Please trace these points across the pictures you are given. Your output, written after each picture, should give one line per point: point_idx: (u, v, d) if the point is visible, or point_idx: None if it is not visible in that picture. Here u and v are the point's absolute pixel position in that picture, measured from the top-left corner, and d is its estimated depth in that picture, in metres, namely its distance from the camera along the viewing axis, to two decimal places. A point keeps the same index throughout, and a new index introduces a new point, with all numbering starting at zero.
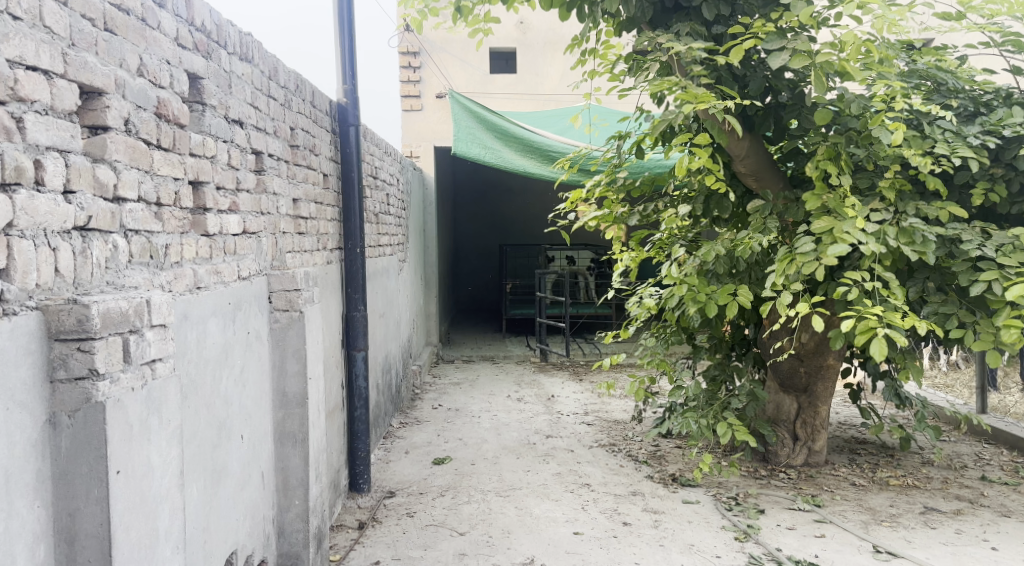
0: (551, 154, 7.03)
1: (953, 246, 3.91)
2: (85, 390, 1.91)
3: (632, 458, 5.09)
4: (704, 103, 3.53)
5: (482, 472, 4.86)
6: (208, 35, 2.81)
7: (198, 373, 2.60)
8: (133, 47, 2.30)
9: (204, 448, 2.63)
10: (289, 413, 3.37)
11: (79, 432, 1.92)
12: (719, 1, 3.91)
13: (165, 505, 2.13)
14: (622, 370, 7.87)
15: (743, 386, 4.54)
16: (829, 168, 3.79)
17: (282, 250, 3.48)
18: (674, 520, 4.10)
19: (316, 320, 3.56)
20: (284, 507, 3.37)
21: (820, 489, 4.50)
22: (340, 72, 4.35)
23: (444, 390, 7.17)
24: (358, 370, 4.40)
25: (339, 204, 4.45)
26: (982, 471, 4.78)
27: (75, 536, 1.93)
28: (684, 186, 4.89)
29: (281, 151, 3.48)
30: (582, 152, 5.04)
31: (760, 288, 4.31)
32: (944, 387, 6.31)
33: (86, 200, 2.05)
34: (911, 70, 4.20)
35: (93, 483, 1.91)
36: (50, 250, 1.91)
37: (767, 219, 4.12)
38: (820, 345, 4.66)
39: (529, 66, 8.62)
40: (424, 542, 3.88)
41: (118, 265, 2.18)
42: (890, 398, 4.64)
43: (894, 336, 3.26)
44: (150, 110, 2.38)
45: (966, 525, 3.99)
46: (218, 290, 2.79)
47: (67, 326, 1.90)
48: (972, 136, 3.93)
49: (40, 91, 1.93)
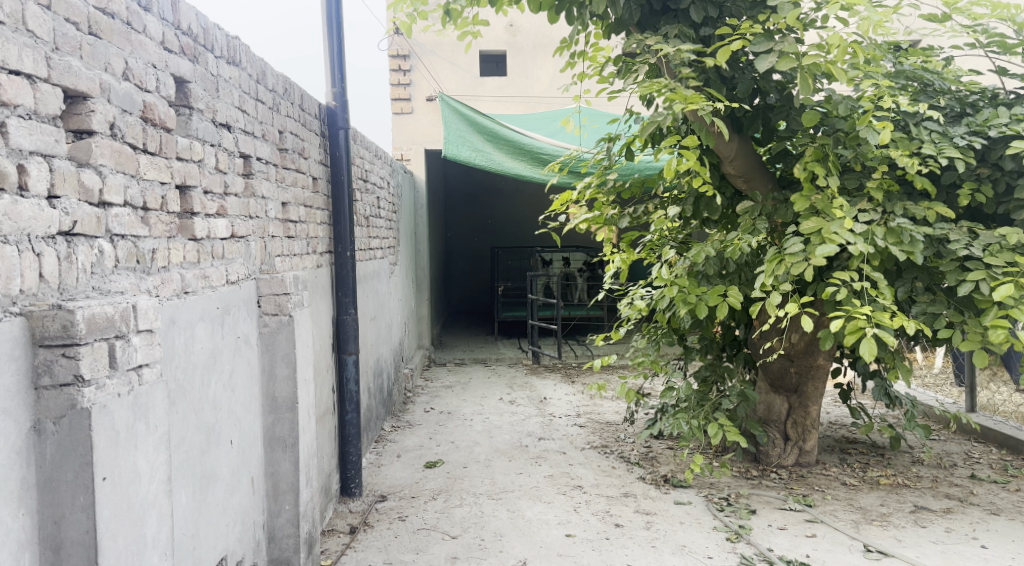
0: (543, 156, 7.01)
1: (941, 246, 3.93)
2: (70, 397, 1.90)
3: (624, 460, 5.10)
4: (693, 103, 3.54)
5: (474, 475, 4.85)
6: (195, 39, 2.80)
7: (187, 377, 2.59)
8: (119, 52, 2.29)
9: (193, 453, 2.61)
10: (280, 417, 3.36)
11: (65, 439, 1.91)
12: (706, 3, 3.93)
13: (152, 511, 2.11)
14: (614, 372, 7.89)
15: (733, 387, 4.54)
16: (817, 169, 3.81)
17: (271, 254, 3.46)
18: (666, 521, 4.11)
19: (306, 324, 3.55)
20: (275, 513, 3.35)
21: (812, 489, 4.50)
22: (328, 75, 4.33)
23: (437, 393, 7.16)
24: (348, 375, 4.40)
25: (329, 206, 4.44)
26: (972, 469, 4.79)
27: (60, 544, 1.91)
28: (673, 187, 4.91)
29: (269, 154, 3.47)
30: (571, 155, 5.04)
31: (749, 289, 4.32)
32: (933, 387, 6.34)
33: (71, 204, 2.04)
34: (898, 70, 4.22)
35: (78, 490, 1.90)
36: (34, 256, 1.90)
37: (757, 219, 4.12)
38: (810, 345, 4.67)
39: (519, 68, 8.62)
40: (416, 546, 3.87)
41: (105, 270, 2.17)
42: (881, 398, 4.66)
43: (883, 335, 3.26)
44: (136, 114, 2.37)
45: (956, 524, 4.00)
46: (207, 295, 2.78)
47: (52, 331, 1.89)
48: (958, 137, 3.96)
49: (23, 95, 1.92)
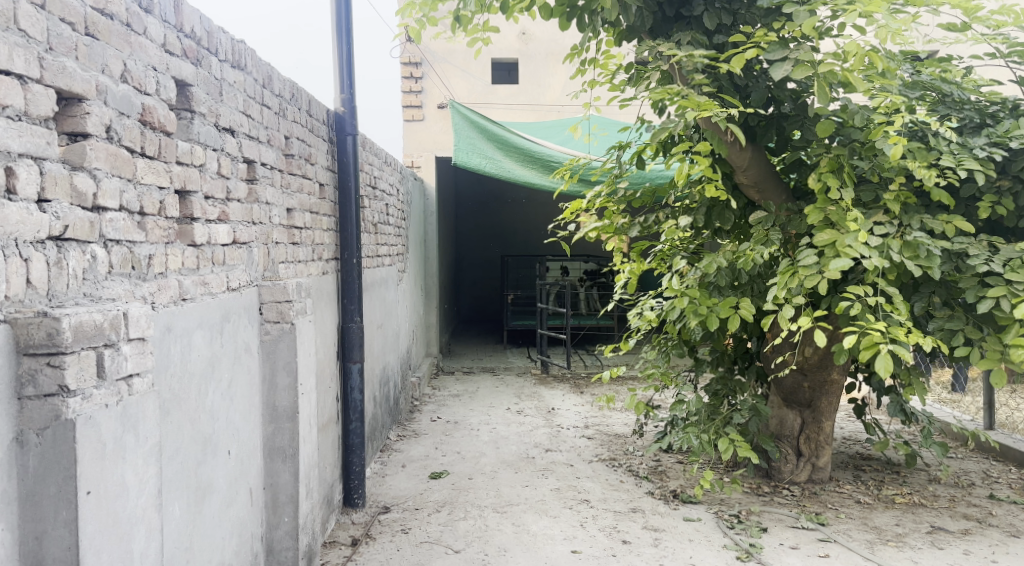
0: (553, 165, 6.94)
1: (959, 260, 3.83)
2: (54, 407, 1.84)
3: (633, 474, 5.00)
4: (705, 109, 3.46)
5: (480, 487, 4.77)
6: (198, 42, 2.74)
7: (182, 387, 2.53)
8: (116, 53, 2.24)
9: (187, 465, 2.55)
10: (280, 427, 3.30)
11: (48, 451, 1.84)
12: (720, 10, 3.85)
13: (140, 526, 2.04)
14: (623, 384, 7.80)
15: (745, 401, 4.46)
16: (831, 180, 3.73)
17: (275, 261, 3.40)
18: (675, 538, 4.01)
19: (308, 332, 3.49)
20: (273, 525, 3.29)
21: (825, 507, 4.40)
22: (338, 80, 4.28)
23: (444, 402, 7.09)
24: (353, 383, 4.33)
25: (336, 212, 4.39)
26: (990, 489, 4.67)
27: (41, 561, 1.84)
28: (685, 196, 4.83)
29: (275, 160, 3.43)
30: (582, 162, 4.96)
31: (763, 301, 4.23)
32: (951, 403, 6.22)
33: (63, 208, 1.98)
34: (914, 81, 4.10)
35: (61, 505, 1.83)
36: (21, 261, 1.84)
37: (770, 230, 4.02)
38: (824, 359, 4.57)
39: (531, 77, 8.58)
40: (419, 559, 3.79)
41: (97, 277, 2.11)
42: (896, 414, 4.54)
43: (899, 351, 3.18)
44: (134, 117, 2.32)
45: (974, 545, 3.89)
46: (205, 302, 2.71)
47: (37, 339, 1.83)
48: (978, 148, 3.87)
49: (13, 96, 1.87)
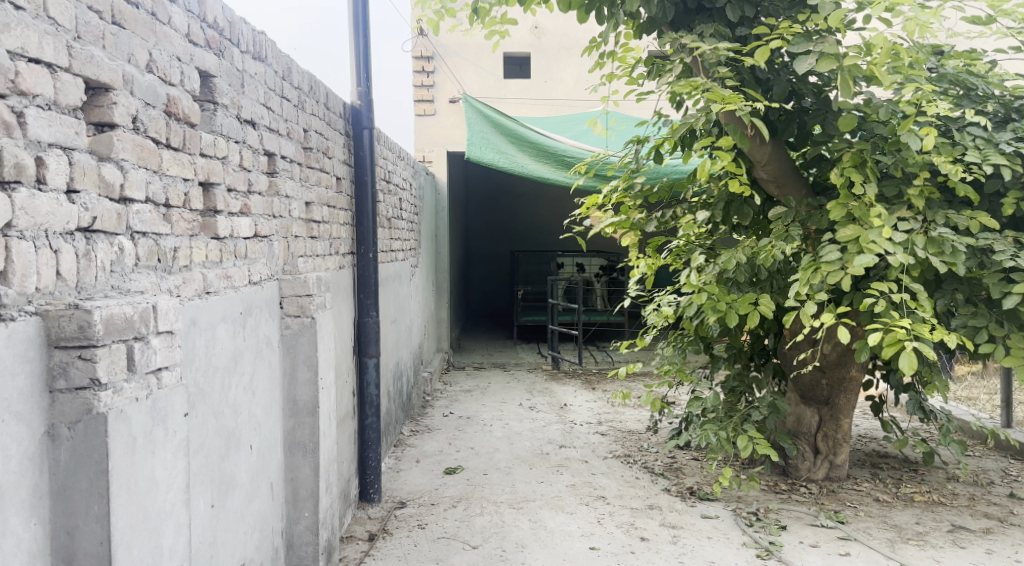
0: (567, 160, 6.91)
1: (984, 256, 3.79)
2: (86, 401, 1.82)
3: (648, 470, 4.98)
4: (730, 103, 3.42)
5: (495, 483, 4.75)
6: (221, 32, 2.72)
7: (207, 381, 2.51)
8: (142, 43, 2.22)
9: (212, 458, 2.53)
10: (300, 422, 3.29)
11: (80, 445, 1.82)
12: (743, 2, 3.81)
13: (169, 521, 2.03)
14: (637, 380, 7.78)
15: (763, 398, 4.43)
16: (855, 175, 3.69)
17: (295, 254, 3.37)
18: (693, 536, 3.99)
19: (327, 327, 3.47)
20: (293, 520, 3.28)
21: (843, 505, 4.37)
22: (354, 73, 4.25)
23: (456, 398, 7.06)
24: (369, 378, 4.31)
25: (352, 207, 4.36)
26: (1010, 488, 4.64)
27: (72, 556, 1.82)
28: (703, 192, 4.80)
29: (294, 153, 3.40)
30: (599, 157, 4.93)
31: (782, 298, 4.20)
32: (968, 400, 6.19)
33: (91, 200, 1.96)
34: (940, 74, 4.05)
35: (93, 499, 1.81)
36: (51, 252, 1.82)
37: (790, 226, 3.98)
38: (843, 356, 4.53)
39: (544, 71, 8.55)
40: (436, 555, 3.77)
41: (124, 269, 2.09)
42: (915, 411, 4.51)
43: (924, 349, 3.14)
44: (159, 108, 2.29)
45: (997, 545, 3.85)
46: (228, 295, 2.69)
47: (68, 332, 1.81)
48: (1004, 143, 3.82)
49: (43, 85, 1.84)
